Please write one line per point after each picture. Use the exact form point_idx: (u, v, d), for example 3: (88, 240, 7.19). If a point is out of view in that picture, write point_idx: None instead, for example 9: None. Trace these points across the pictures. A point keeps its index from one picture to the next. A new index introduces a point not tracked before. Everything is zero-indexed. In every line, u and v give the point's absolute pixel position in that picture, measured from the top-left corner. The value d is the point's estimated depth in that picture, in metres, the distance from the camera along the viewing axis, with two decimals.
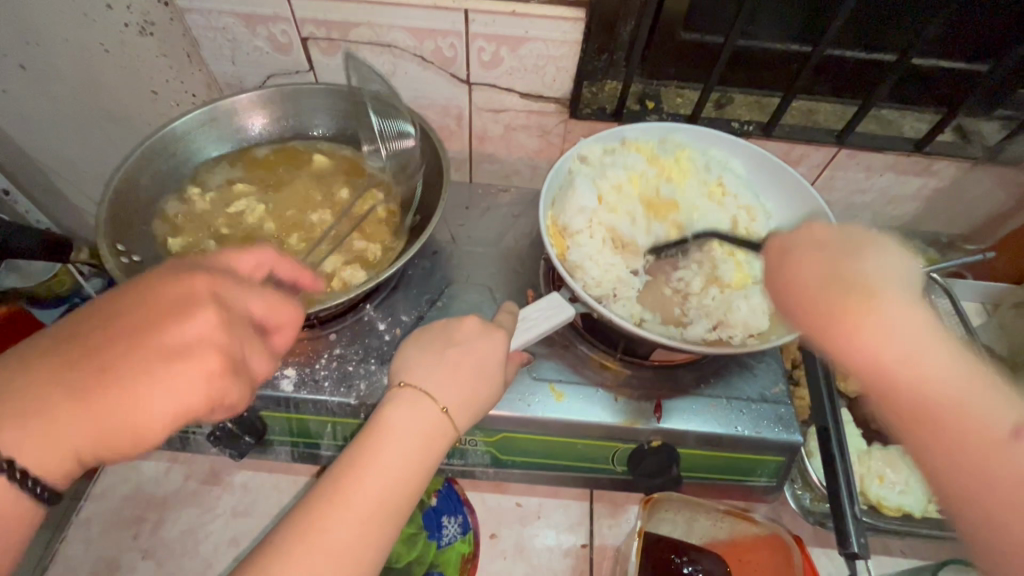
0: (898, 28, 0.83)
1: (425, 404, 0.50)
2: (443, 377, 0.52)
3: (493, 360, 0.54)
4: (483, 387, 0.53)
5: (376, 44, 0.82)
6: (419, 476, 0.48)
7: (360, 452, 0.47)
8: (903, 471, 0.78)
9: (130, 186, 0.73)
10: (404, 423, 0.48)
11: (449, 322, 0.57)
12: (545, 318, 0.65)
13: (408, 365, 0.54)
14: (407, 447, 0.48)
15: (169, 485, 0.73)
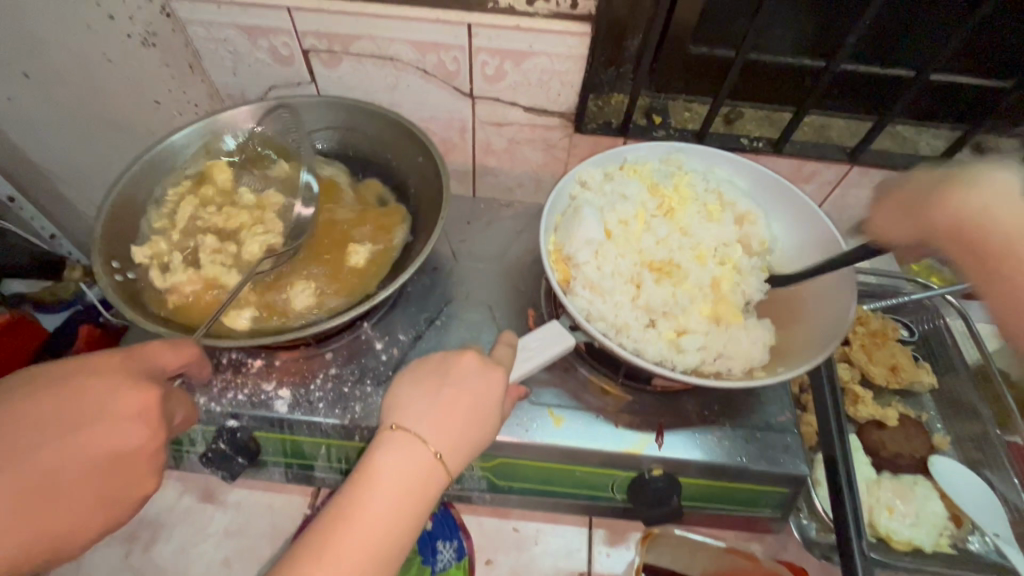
0: (916, 44, 0.80)
1: (417, 448, 0.51)
2: (435, 418, 0.53)
3: (486, 400, 0.56)
4: (473, 430, 0.54)
5: (378, 57, 0.81)
6: (408, 523, 0.49)
7: (350, 496, 0.48)
8: (914, 502, 0.75)
9: (129, 201, 0.73)
10: (395, 468, 0.50)
11: (444, 357, 0.58)
12: (545, 348, 0.65)
13: (401, 405, 0.55)
14: (397, 492, 0.49)
15: (163, 503, 0.73)
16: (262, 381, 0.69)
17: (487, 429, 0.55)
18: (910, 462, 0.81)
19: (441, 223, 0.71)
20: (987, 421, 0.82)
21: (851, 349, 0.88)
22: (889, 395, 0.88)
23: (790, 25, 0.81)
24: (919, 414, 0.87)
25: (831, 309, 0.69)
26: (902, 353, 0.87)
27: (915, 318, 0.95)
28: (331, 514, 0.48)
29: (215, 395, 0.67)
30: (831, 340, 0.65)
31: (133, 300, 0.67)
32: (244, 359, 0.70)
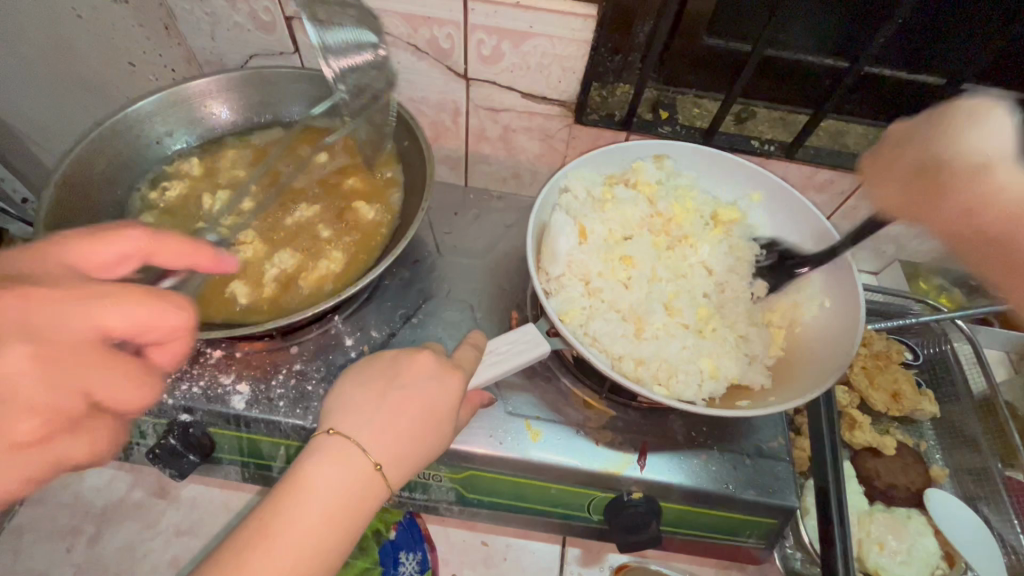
0: (949, 49, 0.74)
1: (356, 457, 0.47)
2: (379, 426, 0.50)
3: (439, 406, 0.52)
4: (420, 440, 0.51)
5: (366, 28, 0.75)
6: (340, 539, 0.45)
7: (276, 509, 0.44)
8: (907, 538, 0.71)
9: (84, 169, 0.67)
10: (329, 479, 0.46)
11: (396, 359, 0.55)
12: (516, 355, 0.61)
13: (344, 408, 0.51)
14: (329, 507, 0.45)
15: (112, 495, 0.69)
16: (220, 374, 0.64)
17: (435, 439, 0.52)
18: (906, 494, 0.77)
19: (421, 216, 0.65)
20: (987, 454, 0.79)
21: (851, 371, 0.84)
22: (887, 420, 0.83)
23: (812, 21, 0.74)
24: (917, 443, 0.83)
25: (830, 336, 0.65)
26: (905, 378, 0.83)
27: (922, 341, 0.90)
28: (253, 531, 0.43)
29: (168, 386, 0.63)
30: (830, 370, 0.62)
31: None
32: (203, 349, 0.66)
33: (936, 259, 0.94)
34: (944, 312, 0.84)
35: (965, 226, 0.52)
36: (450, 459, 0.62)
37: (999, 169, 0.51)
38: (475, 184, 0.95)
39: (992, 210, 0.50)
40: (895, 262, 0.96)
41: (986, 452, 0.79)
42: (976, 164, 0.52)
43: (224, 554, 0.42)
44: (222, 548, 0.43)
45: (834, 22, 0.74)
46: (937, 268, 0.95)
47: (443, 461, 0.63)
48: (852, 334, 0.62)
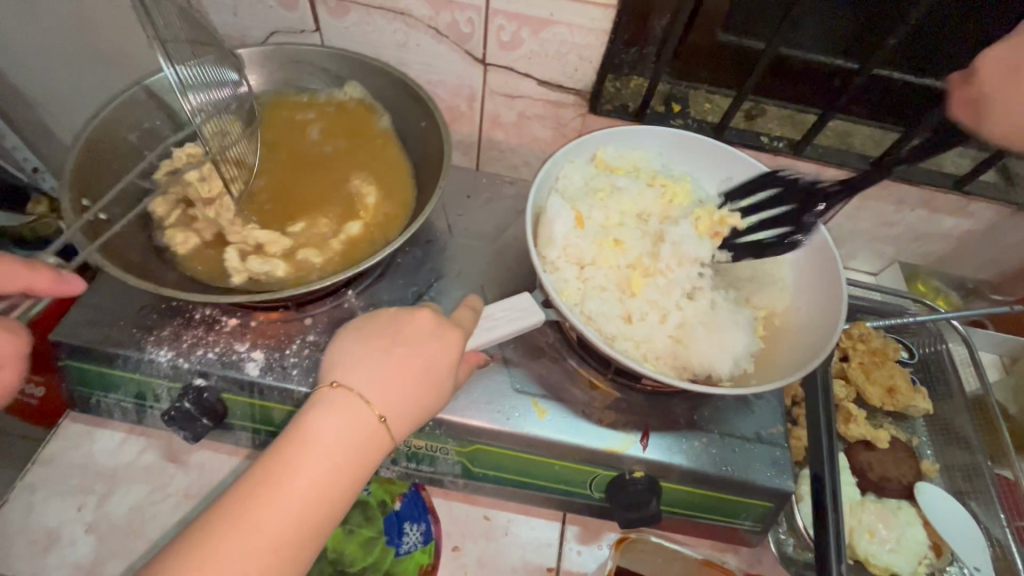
0: (954, 56, 0.76)
1: (358, 411, 0.49)
2: (381, 381, 0.51)
3: (440, 364, 0.54)
4: (422, 396, 0.52)
5: (389, 10, 0.76)
6: (343, 488, 0.48)
7: (282, 458, 0.47)
8: (896, 527, 0.73)
9: (109, 135, 0.68)
10: (332, 431, 0.48)
11: (399, 316, 0.56)
12: (513, 321, 0.62)
13: (347, 362, 0.53)
14: (331, 457, 0.47)
15: (122, 458, 0.70)
16: (234, 342, 0.65)
17: (436, 395, 0.53)
18: (897, 486, 0.79)
19: (438, 196, 0.66)
20: (977, 451, 0.81)
21: (848, 366, 0.86)
22: (881, 416, 0.85)
23: (824, 21, 0.76)
24: (910, 438, 0.84)
25: (815, 323, 0.67)
26: (900, 374, 0.85)
27: (918, 341, 0.92)
28: (261, 476, 0.46)
29: (184, 350, 0.64)
30: (817, 352, 0.64)
31: (102, 241, 0.62)
32: (219, 317, 0.67)
33: (935, 261, 0.96)
34: (941, 312, 0.86)
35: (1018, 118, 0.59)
36: (457, 432, 0.64)
37: None
38: (486, 170, 0.97)
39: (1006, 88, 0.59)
40: (896, 263, 0.98)
41: (977, 450, 0.81)
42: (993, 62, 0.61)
43: (234, 498, 0.46)
44: (232, 493, 0.46)
45: (845, 23, 0.76)
46: (937, 271, 0.97)
47: (451, 434, 0.64)
48: (835, 319, 0.65)
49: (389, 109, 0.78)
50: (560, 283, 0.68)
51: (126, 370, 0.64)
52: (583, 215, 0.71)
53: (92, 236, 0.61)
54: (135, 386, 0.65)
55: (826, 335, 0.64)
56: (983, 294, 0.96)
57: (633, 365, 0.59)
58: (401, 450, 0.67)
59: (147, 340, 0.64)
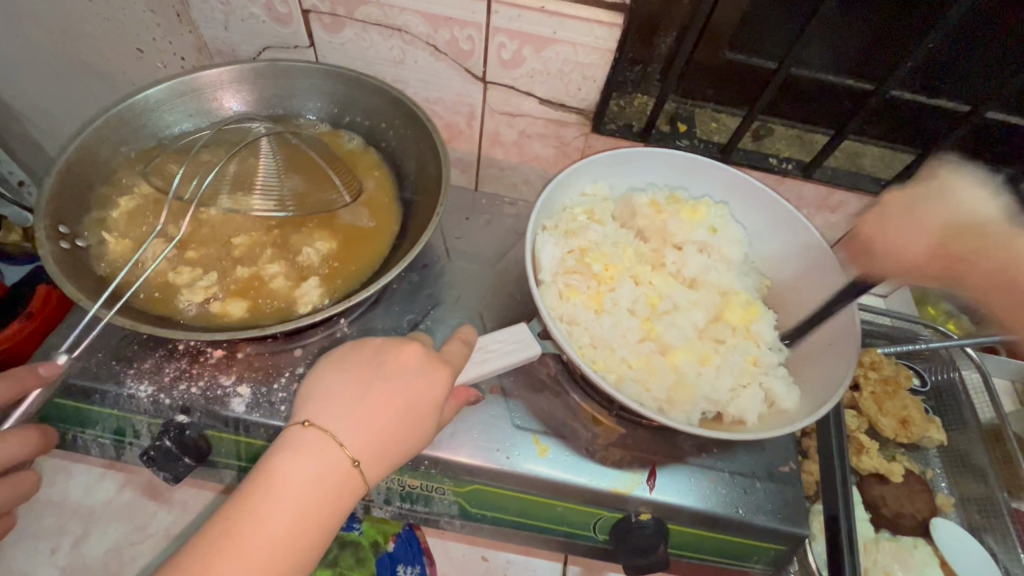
0: (969, 75, 0.73)
1: (331, 451, 0.46)
2: (357, 419, 0.48)
3: (425, 401, 0.50)
4: (402, 435, 0.49)
5: (385, 26, 0.73)
6: (312, 536, 0.44)
7: (248, 506, 0.43)
8: (913, 569, 0.70)
9: (89, 156, 0.64)
10: (302, 475, 0.44)
11: (384, 347, 0.53)
12: (505, 354, 0.59)
13: (322, 396, 0.49)
14: (299, 502, 0.44)
15: (100, 494, 0.67)
16: (219, 375, 0.62)
17: (419, 432, 0.50)
18: (912, 523, 0.76)
19: (437, 220, 0.63)
20: (994, 484, 0.78)
21: (860, 396, 0.83)
22: (893, 446, 0.82)
23: (834, 38, 0.73)
24: (923, 471, 0.82)
25: (823, 367, 0.64)
26: (913, 405, 0.82)
27: (930, 367, 0.89)
28: (225, 524, 0.42)
29: (165, 384, 0.60)
30: (817, 405, 0.61)
31: (77, 270, 0.58)
32: (203, 347, 0.64)
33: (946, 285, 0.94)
34: (954, 340, 0.84)
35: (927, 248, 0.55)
36: (453, 471, 0.61)
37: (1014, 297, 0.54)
38: (486, 188, 0.94)
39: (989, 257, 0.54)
40: (905, 287, 0.96)
41: (993, 484, 0.78)
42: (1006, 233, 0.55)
43: (193, 550, 0.42)
44: (190, 544, 0.42)
45: (855, 43, 0.73)
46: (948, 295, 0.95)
47: (448, 474, 0.61)
48: (844, 366, 0.61)
49: (383, 125, 0.75)
50: (562, 313, 0.65)
51: (104, 406, 0.60)
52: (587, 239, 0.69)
53: (68, 267, 0.57)
54: (112, 422, 0.61)
55: (841, 372, 0.61)
56: None
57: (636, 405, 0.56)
58: (395, 490, 0.63)
59: (126, 374, 0.60)
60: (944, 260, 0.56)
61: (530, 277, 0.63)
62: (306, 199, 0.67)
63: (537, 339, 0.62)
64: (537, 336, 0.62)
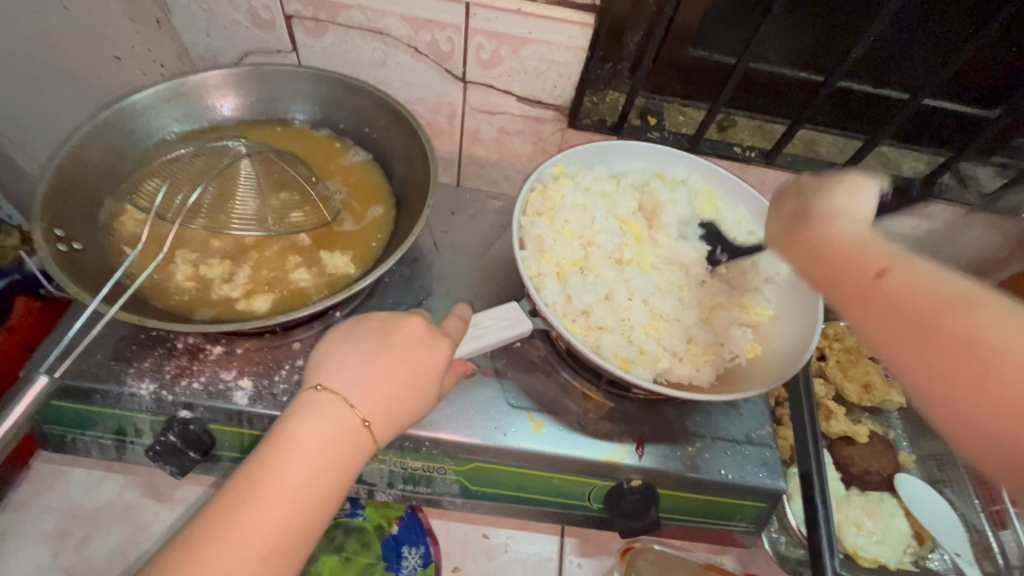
0: (906, 67, 0.80)
1: (343, 414, 0.48)
2: (367, 383, 0.50)
3: (429, 367, 0.53)
4: (409, 400, 0.51)
5: (367, 29, 0.76)
6: (328, 493, 0.46)
7: (267, 465, 0.45)
8: (881, 519, 0.76)
9: (80, 162, 0.65)
10: (317, 436, 0.47)
11: (387, 321, 0.55)
12: (497, 332, 0.62)
13: (331, 366, 0.51)
14: (315, 462, 0.46)
15: (100, 497, 0.67)
16: (220, 370, 0.63)
17: (423, 398, 0.52)
18: (879, 479, 0.82)
19: (426, 215, 0.66)
20: (950, 441, 0.85)
21: (826, 365, 0.89)
22: (859, 411, 0.89)
23: (785, 34, 0.79)
24: (887, 432, 0.88)
25: (794, 333, 0.69)
26: (874, 370, 0.88)
27: None
28: (246, 484, 0.44)
29: (166, 382, 0.61)
30: (790, 365, 0.65)
31: (78, 272, 0.59)
32: (203, 344, 0.65)
33: None
34: None
35: (830, 249, 0.48)
36: (453, 450, 0.64)
37: (968, 302, 0.39)
38: (467, 185, 0.97)
39: (850, 249, 0.47)
40: None
41: (949, 440, 0.85)
42: (895, 254, 0.44)
43: (216, 509, 0.44)
44: (214, 503, 0.44)
45: (804, 37, 0.79)
46: None
47: (447, 453, 0.64)
48: (813, 330, 0.66)
49: (369, 123, 0.78)
50: (549, 296, 0.68)
51: (104, 406, 0.61)
52: (570, 224, 0.72)
53: (67, 270, 0.58)
54: (113, 421, 0.62)
55: (809, 336, 0.67)
56: None
57: (620, 372, 0.60)
58: (398, 473, 0.66)
59: (127, 373, 0.61)
60: (848, 260, 0.46)
61: (518, 262, 0.66)
62: (283, 226, 0.68)
63: (528, 318, 0.65)
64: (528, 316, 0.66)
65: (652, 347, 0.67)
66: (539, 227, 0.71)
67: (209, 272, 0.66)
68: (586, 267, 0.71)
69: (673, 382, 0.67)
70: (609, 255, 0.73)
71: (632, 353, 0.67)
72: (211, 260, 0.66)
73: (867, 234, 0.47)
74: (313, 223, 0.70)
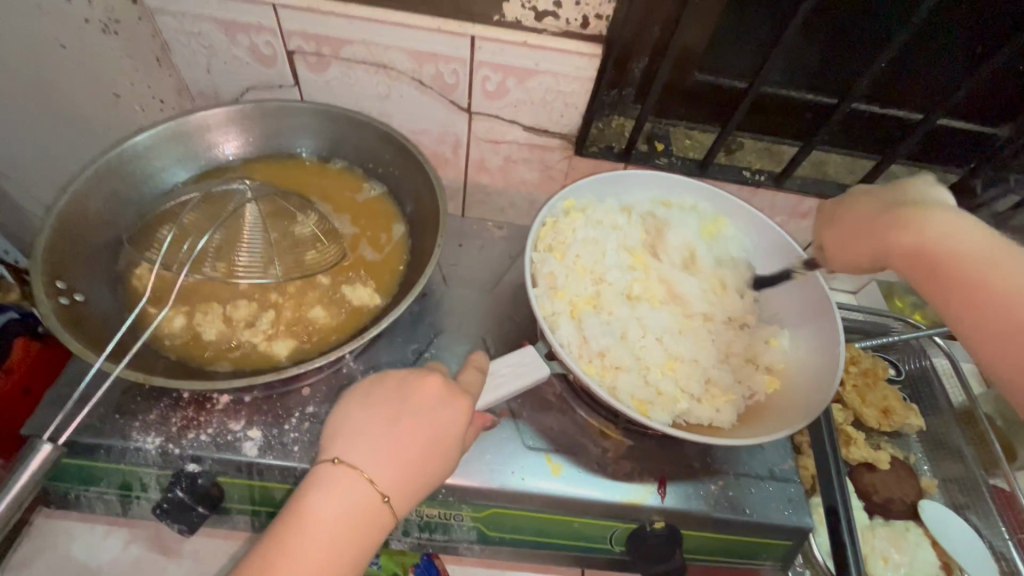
0: (915, 88, 0.79)
1: (361, 489, 0.46)
2: (385, 455, 0.48)
3: (449, 432, 0.51)
4: (428, 468, 0.50)
5: (370, 63, 0.75)
6: (347, 571, 0.45)
7: (281, 548, 0.43)
8: (908, 551, 0.75)
9: (81, 210, 0.64)
10: (335, 513, 0.45)
11: (405, 380, 0.53)
12: (517, 380, 0.61)
13: (348, 434, 0.50)
14: (332, 541, 0.44)
15: (105, 553, 0.65)
16: (229, 420, 0.61)
17: (443, 464, 0.51)
18: (902, 507, 0.80)
19: (437, 254, 0.64)
20: (970, 463, 0.83)
21: (844, 390, 0.88)
22: (878, 436, 0.87)
23: (792, 58, 0.78)
24: (907, 455, 0.87)
25: (817, 364, 0.68)
26: (893, 395, 0.87)
27: (902, 357, 0.95)
28: (257, 569, 0.43)
29: (173, 435, 0.59)
30: (813, 404, 0.63)
31: (80, 327, 0.57)
32: (209, 394, 0.63)
33: (910, 278, 1.00)
34: (923, 330, 0.89)
35: (909, 247, 0.52)
36: (471, 497, 0.62)
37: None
38: (473, 214, 0.96)
39: (943, 244, 0.50)
40: (873, 283, 1.02)
41: (970, 462, 0.83)
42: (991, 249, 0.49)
43: None
44: None
45: (812, 60, 0.79)
46: (912, 287, 1.01)
47: (465, 500, 0.62)
48: (835, 365, 0.65)
49: (376, 159, 0.76)
50: (564, 335, 0.66)
51: (109, 462, 0.59)
52: (582, 261, 0.71)
53: (68, 324, 0.56)
54: (119, 477, 0.60)
55: (831, 370, 0.65)
56: None
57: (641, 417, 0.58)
58: (414, 520, 0.64)
59: (132, 427, 0.59)
60: (944, 256, 0.50)
61: (532, 302, 0.65)
62: (292, 266, 0.66)
63: (543, 361, 0.64)
64: (546, 359, 0.64)
65: (670, 388, 0.66)
66: (551, 266, 0.70)
67: (235, 312, 0.64)
68: (599, 305, 0.70)
69: (692, 424, 0.65)
70: (623, 291, 0.72)
71: (649, 394, 0.65)
72: (238, 300, 0.65)
73: (985, 240, 0.50)
74: (322, 263, 0.68)
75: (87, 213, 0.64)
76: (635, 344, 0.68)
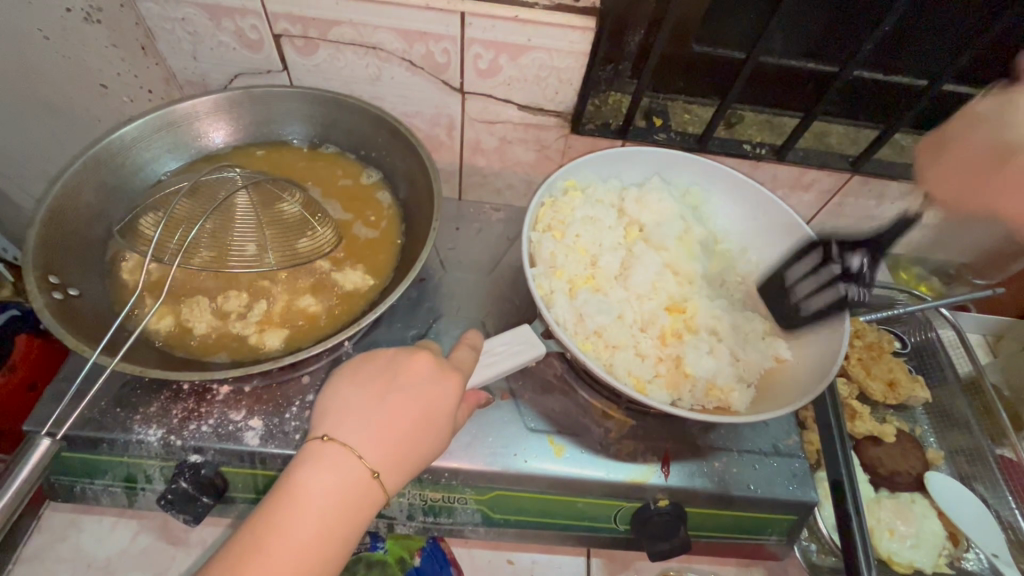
0: (919, 53, 0.77)
1: (351, 465, 0.46)
2: (375, 431, 0.48)
3: (441, 407, 0.51)
4: (420, 443, 0.49)
5: (359, 45, 0.73)
6: (338, 545, 0.45)
7: (273, 523, 0.44)
8: (914, 522, 0.74)
9: (70, 202, 0.63)
10: (324, 489, 0.45)
11: (396, 357, 0.53)
12: (511, 356, 0.60)
13: (337, 411, 0.50)
14: (322, 516, 0.44)
15: (114, 544, 0.66)
16: (229, 410, 0.61)
17: (435, 438, 0.51)
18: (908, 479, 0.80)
19: (431, 236, 0.63)
20: (978, 435, 0.82)
21: (849, 363, 0.87)
22: (883, 410, 0.87)
23: (793, 25, 0.76)
24: (912, 428, 0.86)
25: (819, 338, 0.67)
26: (898, 367, 0.87)
27: (908, 330, 0.94)
28: (250, 545, 0.43)
29: (175, 426, 0.59)
30: (816, 381, 0.62)
31: (75, 322, 0.57)
32: (209, 385, 0.63)
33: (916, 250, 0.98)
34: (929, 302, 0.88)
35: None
36: (474, 480, 0.62)
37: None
38: (470, 197, 0.95)
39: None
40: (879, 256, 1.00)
41: (978, 433, 0.83)
42: None
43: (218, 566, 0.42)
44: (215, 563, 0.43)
45: (813, 26, 0.76)
46: (918, 259, 0.99)
47: (468, 483, 0.62)
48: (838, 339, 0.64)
49: (367, 144, 0.76)
50: (561, 313, 0.66)
51: (113, 455, 0.59)
52: (581, 240, 0.70)
53: (64, 318, 0.56)
54: (123, 469, 0.60)
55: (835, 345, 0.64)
56: (965, 279, 0.99)
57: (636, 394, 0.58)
58: (418, 504, 0.64)
59: (133, 420, 0.59)
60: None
61: (528, 281, 0.64)
62: (286, 255, 0.65)
63: (540, 339, 0.63)
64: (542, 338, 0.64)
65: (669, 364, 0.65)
66: (548, 245, 0.69)
67: (226, 304, 0.64)
68: (594, 284, 0.69)
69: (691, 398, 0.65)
70: (621, 269, 0.71)
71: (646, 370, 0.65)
72: (228, 292, 0.65)
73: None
74: (317, 250, 0.67)
75: (75, 205, 0.63)
76: (632, 322, 0.67)
